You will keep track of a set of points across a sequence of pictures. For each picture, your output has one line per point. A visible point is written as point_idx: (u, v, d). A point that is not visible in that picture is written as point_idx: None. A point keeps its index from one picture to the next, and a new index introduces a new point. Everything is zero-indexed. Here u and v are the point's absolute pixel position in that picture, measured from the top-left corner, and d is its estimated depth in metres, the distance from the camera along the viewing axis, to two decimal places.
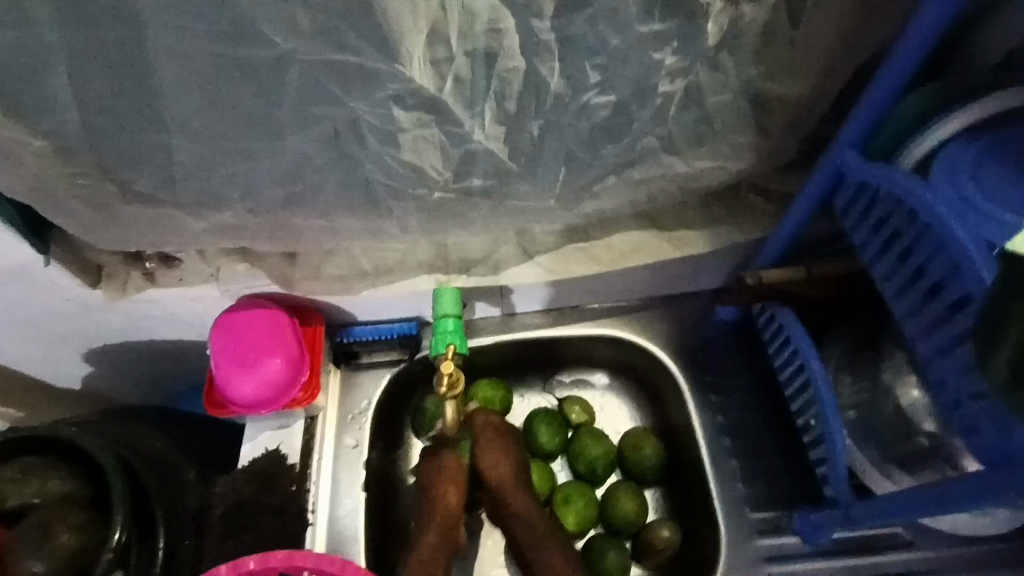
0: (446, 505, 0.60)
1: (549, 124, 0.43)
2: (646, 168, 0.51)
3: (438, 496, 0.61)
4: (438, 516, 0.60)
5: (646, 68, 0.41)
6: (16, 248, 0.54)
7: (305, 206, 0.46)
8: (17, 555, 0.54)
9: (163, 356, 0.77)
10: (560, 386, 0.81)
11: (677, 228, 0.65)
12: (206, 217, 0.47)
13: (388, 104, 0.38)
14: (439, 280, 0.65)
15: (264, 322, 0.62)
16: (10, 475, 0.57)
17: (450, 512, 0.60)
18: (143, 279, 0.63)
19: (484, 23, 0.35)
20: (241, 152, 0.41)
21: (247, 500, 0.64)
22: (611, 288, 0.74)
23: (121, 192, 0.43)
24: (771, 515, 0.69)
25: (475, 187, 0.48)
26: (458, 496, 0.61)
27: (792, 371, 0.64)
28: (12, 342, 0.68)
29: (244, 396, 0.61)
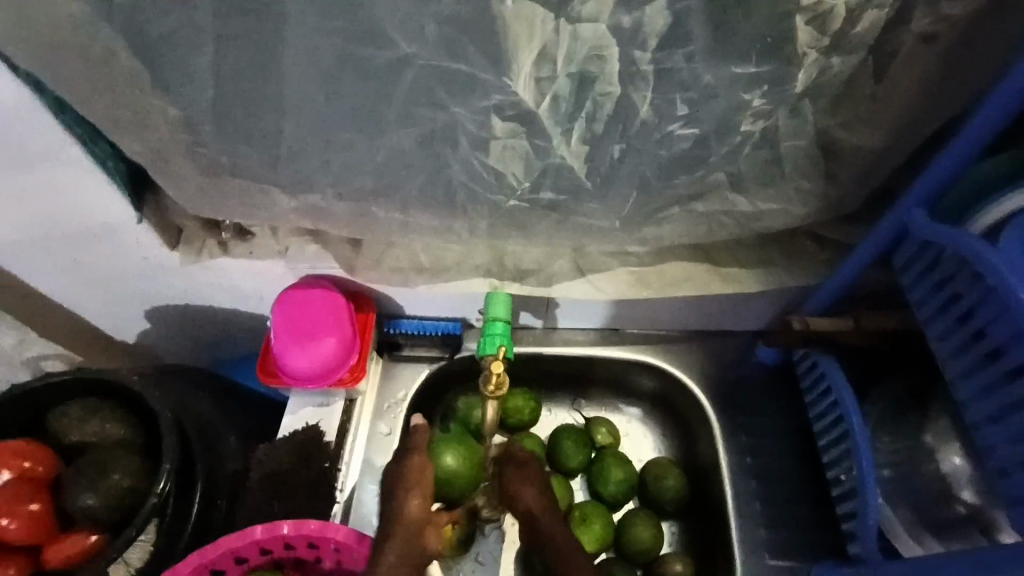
0: (411, 509, 0.59)
1: (630, 149, 0.45)
2: (711, 202, 0.53)
3: (401, 500, 0.59)
4: (400, 525, 0.58)
5: (734, 106, 0.43)
6: (115, 202, 0.59)
7: (387, 198, 0.49)
8: (74, 487, 0.57)
9: (218, 323, 0.81)
10: (589, 406, 0.84)
11: (728, 266, 0.66)
12: (295, 196, 0.50)
13: (487, 113, 0.41)
14: (492, 285, 0.68)
15: (323, 303, 0.65)
16: (75, 413, 0.61)
17: (415, 520, 0.59)
18: (218, 248, 0.67)
19: (591, 49, 0.38)
20: (342, 140, 0.44)
21: (283, 470, 0.66)
22: (655, 315, 0.76)
23: (226, 163, 0.47)
24: (790, 564, 0.68)
25: (547, 200, 0.50)
26: (420, 502, 0.59)
27: (829, 421, 0.64)
28: (89, 289, 0.74)
29: (298, 369, 0.64)
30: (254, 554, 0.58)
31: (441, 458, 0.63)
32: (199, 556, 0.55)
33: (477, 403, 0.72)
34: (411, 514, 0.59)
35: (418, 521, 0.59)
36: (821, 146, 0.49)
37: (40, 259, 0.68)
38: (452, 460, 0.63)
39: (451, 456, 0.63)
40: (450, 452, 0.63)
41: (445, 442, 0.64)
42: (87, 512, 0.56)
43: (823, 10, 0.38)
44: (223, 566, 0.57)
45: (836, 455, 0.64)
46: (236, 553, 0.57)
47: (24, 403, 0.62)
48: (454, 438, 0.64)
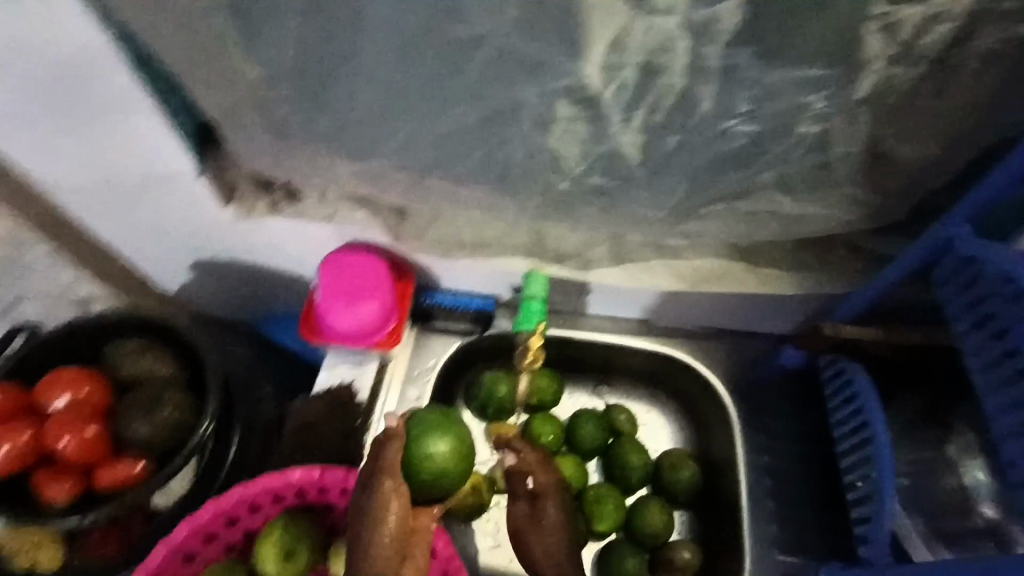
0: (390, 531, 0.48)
1: (686, 141, 0.46)
2: (755, 202, 0.54)
3: (377, 522, 0.48)
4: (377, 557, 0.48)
5: (795, 107, 0.44)
6: (178, 156, 0.62)
7: (444, 170, 0.52)
8: (130, 417, 0.61)
9: (260, 282, 0.84)
10: (610, 393, 0.86)
11: (764, 266, 0.67)
12: (358, 162, 0.52)
13: (554, 96, 0.43)
14: (533, 264, 0.70)
15: (369, 268, 0.67)
16: (130, 349, 0.65)
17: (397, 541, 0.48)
18: (269, 208, 0.70)
19: (662, 41, 0.39)
20: (411, 111, 0.46)
21: (318, 422, 0.70)
22: (685, 309, 0.77)
23: (296, 125, 0.49)
24: (795, 559, 0.70)
25: (598, 185, 0.52)
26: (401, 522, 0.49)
27: (850, 428, 0.66)
28: (144, 236, 0.77)
29: (340, 327, 0.68)
30: (290, 498, 0.60)
31: (428, 446, 0.54)
32: (241, 490, 0.57)
33: (502, 379, 0.75)
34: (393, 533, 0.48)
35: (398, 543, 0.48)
36: (873, 154, 0.50)
37: (104, 204, 0.72)
38: (443, 451, 0.54)
39: (439, 442, 0.54)
40: (441, 441, 0.54)
41: (431, 429, 0.55)
42: (139, 441, 0.61)
43: (895, 19, 0.38)
44: (262, 503, 0.59)
45: (854, 461, 0.65)
46: (274, 494, 0.59)
47: (83, 336, 0.66)
48: (439, 424, 0.55)
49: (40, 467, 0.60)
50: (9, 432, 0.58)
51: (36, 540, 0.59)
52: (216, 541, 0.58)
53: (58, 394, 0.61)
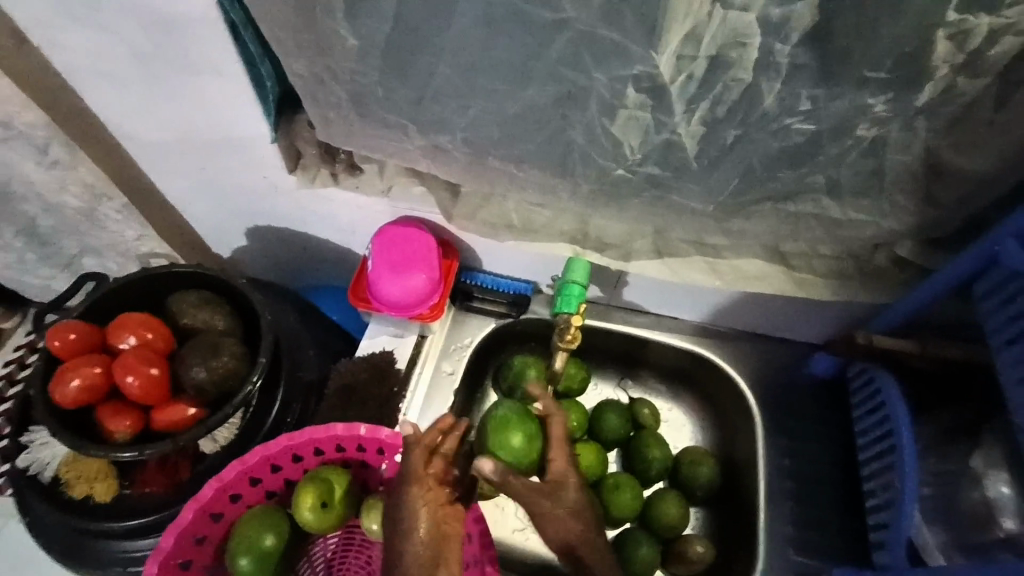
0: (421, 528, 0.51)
1: (744, 136, 0.48)
2: (802, 204, 0.56)
3: (410, 522, 0.51)
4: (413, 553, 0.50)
5: (856, 109, 0.45)
6: (255, 119, 0.66)
7: (507, 149, 0.54)
8: (188, 361, 0.64)
9: (309, 250, 0.88)
10: (634, 387, 0.88)
11: (803, 271, 0.69)
12: (427, 135, 0.55)
13: (625, 82, 0.45)
14: (575, 251, 0.72)
15: (420, 241, 0.70)
16: (190, 301, 0.69)
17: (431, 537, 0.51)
18: (329, 178, 0.73)
19: (736, 35, 0.41)
20: (486, 89, 0.49)
21: (361, 384, 0.73)
22: (718, 308, 0.78)
23: (374, 94, 0.52)
24: (812, 561, 0.71)
25: (651, 175, 0.54)
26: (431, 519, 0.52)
27: (875, 436, 0.67)
28: (208, 197, 0.81)
29: (388, 295, 0.70)
30: (330, 450, 0.62)
31: (507, 437, 0.62)
32: (287, 440, 0.59)
33: (531, 363, 0.77)
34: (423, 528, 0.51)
35: (432, 537, 0.51)
36: (926, 163, 0.51)
37: (178, 162, 0.76)
38: (517, 442, 0.62)
39: (516, 435, 0.62)
40: (515, 434, 0.62)
41: (505, 424, 0.63)
42: (196, 385, 0.64)
43: (965, 28, 0.40)
44: (303, 454, 0.61)
45: (878, 468, 0.66)
46: (315, 445, 0.61)
47: (148, 283, 0.70)
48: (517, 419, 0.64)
49: (102, 402, 0.63)
50: (80, 366, 0.61)
51: (93, 471, 0.65)
52: (259, 485, 0.61)
53: (127, 335, 0.65)
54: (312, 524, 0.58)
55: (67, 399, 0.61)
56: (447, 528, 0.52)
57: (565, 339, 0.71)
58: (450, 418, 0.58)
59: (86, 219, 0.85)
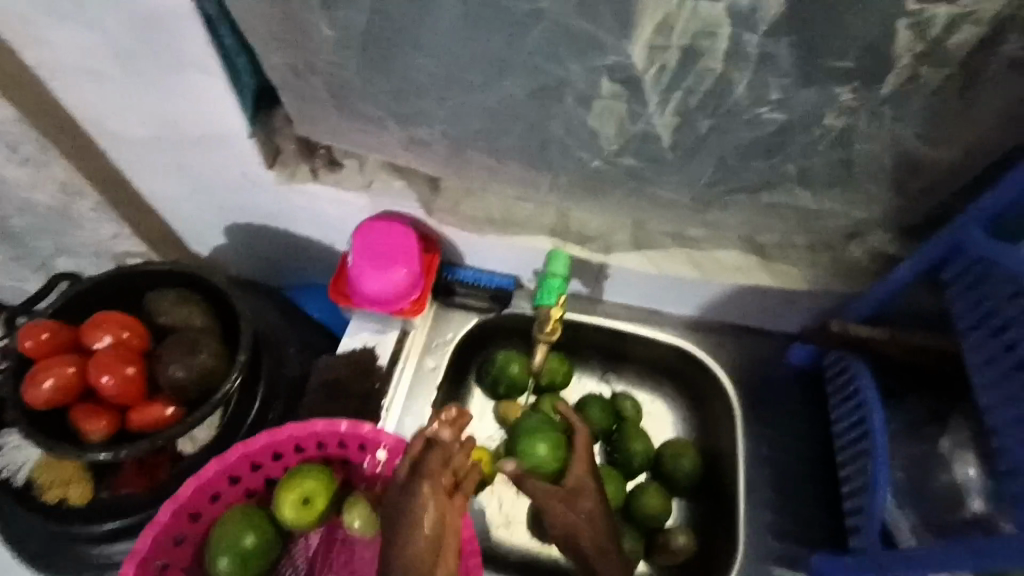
0: (424, 529, 0.49)
1: (717, 126, 0.49)
2: (776, 194, 0.57)
3: (415, 519, 0.49)
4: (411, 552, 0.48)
5: (824, 98, 0.46)
6: (232, 113, 0.65)
7: (485, 141, 0.55)
8: (166, 359, 0.63)
9: (290, 248, 0.87)
10: (618, 381, 0.88)
11: (779, 262, 0.70)
12: (405, 128, 0.56)
13: (600, 74, 0.46)
14: (556, 245, 0.72)
15: (400, 236, 0.70)
16: (169, 299, 0.68)
17: (434, 539, 0.49)
18: (309, 174, 0.73)
19: (706, 25, 0.42)
20: (462, 80, 0.49)
21: (343, 380, 0.73)
22: (699, 300, 0.79)
23: (351, 86, 0.52)
24: (790, 547, 0.72)
25: (628, 166, 0.55)
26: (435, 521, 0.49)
27: (850, 424, 0.69)
28: (186, 194, 0.81)
29: (370, 290, 0.70)
30: (311, 446, 0.62)
31: (533, 444, 0.66)
32: (267, 437, 0.59)
33: (515, 358, 0.77)
34: (425, 530, 0.49)
35: (433, 538, 0.49)
36: (894, 154, 0.52)
37: (154, 158, 0.75)
38: (542, 450, 0.66)
39: (541, 444, 0.66)
40: (541, 442, 0.66)
41: (534, 432, 0.67)
42: (174, 382, 0.63)
43: (925, 19, 0.41)
44: (284, 451, 0.61)
45: (854, 455, 0.68)
46: (298, 442, 0.61)
47: (124, 281, 0.69)
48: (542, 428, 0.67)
49: (77, 403, 0.62)
50: (53, 366, 0.60)
51: (68, 474, 0.64)
52: (239, 484, 0.61)
53: (102, 335, 0.64)
54: (292, 520, 0.58)
55: (40, 400, 0.59)
56: (450, 531, 0.50)
57: (546, 332, 0.72)
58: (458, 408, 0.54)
59: (59, 219, 0.83)
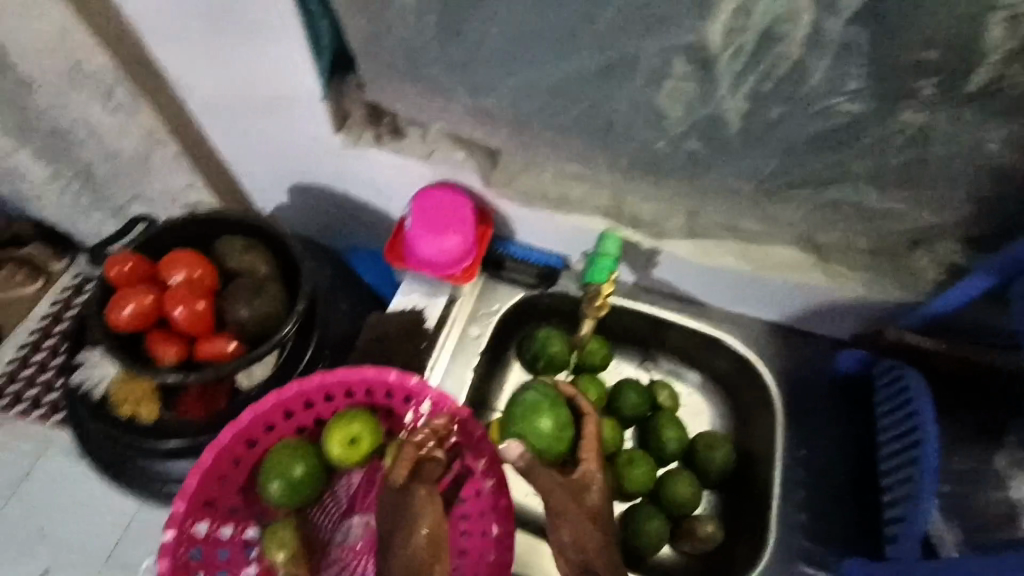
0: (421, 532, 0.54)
1: (789, 114, 0.49)
2: (841, 191, 0.56)
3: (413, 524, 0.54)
4: (409, 553, 0.53)
5: (903, 91, 0.45)
6: (306, 74, 0.68)
7: (550, 117, 0.56)
8: (233, 300, 0.68)
9: (345, 212, 0.91)
10: (655, 368, 0.88)
11: (835, 264, 0.70)
12: (475, 98, 0.57)
13: (674, 52, 0.46)
14: (609, 225, 0.73)
15: (456, 204, 0.72)
16: (237, 245, 0.72)
17: (430, 544, 0.54)
18: (373, 140, 0.75)
19: (785, 8, 0.42)
20: (536, 54, 0.51)
21: (388, 336, 0.76)
22: (746, 295, 0.79)
23: (427, 54, 0.55)
24: (821, 548, 0.72)
25: (690, 151, 0.55)
26: (433, 522, 0.55)
27: (897, 433, 0.68)
28: (257, 150, 0.85)
29: (424, 255, 0.73)
30: (360, 392, 0.65)
31: (536, 421, 0.64)
32: (321, 377, 0.62)
33: (556, 337, 0.79)
34: (423, 533, 0.54)
35: (428, 543, 0.54)
36: (973, 157, 0.50)
37: (229, 113, 0.79)
38: (546, 425, 0.63)
39: (542, 420, 0.64)
40: (544, 418, 0.64)
41: (532, 409, 0.64)
42: (240, 321, 0.68)
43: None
44: (335, 394, 0.64)
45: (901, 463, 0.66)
46: (348, 387, 0.64)
47: (200, 226, 0.74)
48: (543, 404, 0.65)
49: (152, 330, 0.67)
50: (135, 294, 0.65)
51: (140, 394, 0.71)
52: (293, 420, 0.64)
53: (177, 271, 0.69)
54: (338, 457, 0.62)
55: (121, 323, 0.65)
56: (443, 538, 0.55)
57: (596, 307, 0.72)
58: (446, 420, 0.63)
59: (140, 166, 0.89)
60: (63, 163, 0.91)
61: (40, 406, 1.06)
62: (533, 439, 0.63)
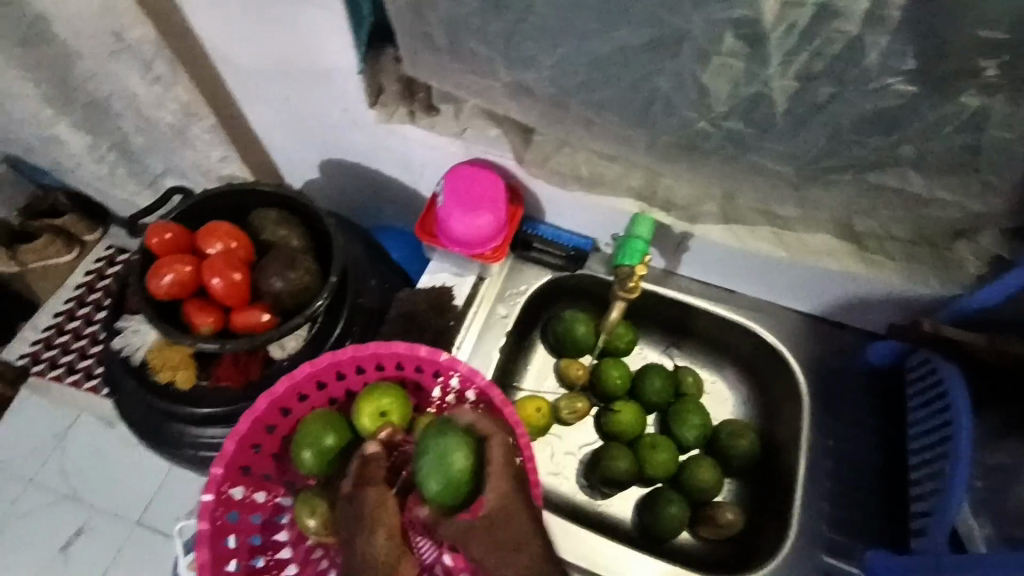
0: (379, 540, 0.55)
1: (840, 95, 0.49)
2: (887, 177, 0.55)
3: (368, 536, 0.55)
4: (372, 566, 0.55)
5: (964, 71, 0.45)
6: (346, 48, 0.69)
7: (590, 94, 0.56)
8: (267, 272, 0.69)
9: (375, 190, 0.92)
10: (680, 355, 0.87)
11: (874, 253, 0.68)
12: (514, 74, 0.57)
13: (724, 27, 0.46)
14: (642, 208, 0.72)
15: (489, 183, 0.72)
16: (271, 218, 0.73)
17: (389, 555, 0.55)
18: (406, 116, 0.75)
19: None
20: (581, 28, 0.50)
21: (418, 312, 0.76)
22: (778, 283, 0.78)
23: (469, 27, 0.54)
24: (845, 539, 0.71)
25: (732, 131, 0.55)
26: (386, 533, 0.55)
27: (929, 428, 0.69)
28: (290, 126, 0.86)
29: (456, 232, 0.73)
30: (390, 366, 0.66)
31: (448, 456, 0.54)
32: (354, 349, 0.63)
33: (582, 319, 0.79)
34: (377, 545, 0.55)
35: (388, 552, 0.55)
36: None
37: (264, 87, 0.80)
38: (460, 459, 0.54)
39: (455, 456, 0.54)
40: (457, 453, 0.54)
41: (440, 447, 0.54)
42: (274, 293, 0.69)
43: None
44: (366, 366, 0.65)
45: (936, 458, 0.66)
46: (377, 360, 0.65)
47: (236, 198, 0.75)
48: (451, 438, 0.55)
49: (190, 299, 0.69)
50: (174, 264, 0.67)
51: (176, 359, 0.72)
52: (325, 390, 0.65)
53: (215, 242, 0.70)
54: (367, 429, 0.62)
55: (161, 291, 0.66)
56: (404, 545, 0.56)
57: (626, 290, 0.71)
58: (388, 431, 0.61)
59: (175, 138, 0.90)
60: (101, 134, 0.93)
61: (74, 372, 1.10)
62: (446, 481, 0.54)
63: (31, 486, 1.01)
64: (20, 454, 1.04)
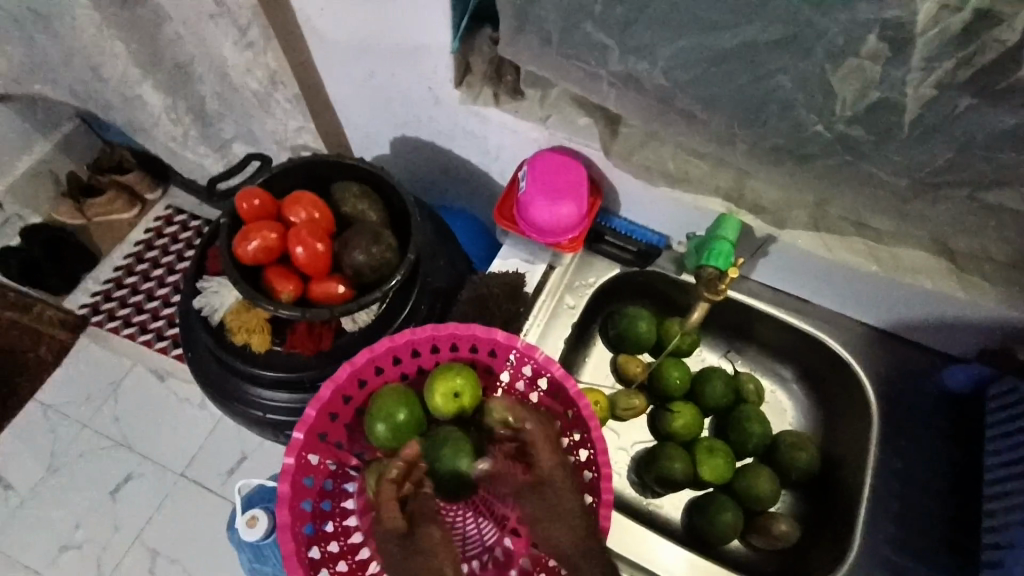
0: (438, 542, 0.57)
1: (976, 107, 0.49)
2: (1006, 195, 0.54)
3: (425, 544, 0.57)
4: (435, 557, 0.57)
5: None
6: (444, 27, 0.68)
7: (701, 89, 0.57)
8: (350, 244, 0.70)
9: (445, 170, 0.92)
10: (740, 361, 0.86)
11: (971, 273, 0.66)
12: (628, 62, 0.57)
13: (868, 27, 0.46)
14: (729, 209, 0.70)
15: (573, 172, 0.72)
16: (353, 191, 0.74)
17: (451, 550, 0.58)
18: (490, 98, 0.75)
19: None
20: (711, 22, 0.51)
21: (491, 297, 0.76)
22: (856, 299, 0.75)
23: (595, 13, 0.55)
24: (910, 562, 0.68)
25: (842, 135, 0.55)
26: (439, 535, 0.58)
27: (1011, 459, 0.68)
28: (371, 102, 0.86)
29: (535, 219, 0.73)
30: (464, 348, 0.67)
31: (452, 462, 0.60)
32: (434, 328, 0.64)
33: (646, 316, 0.78)
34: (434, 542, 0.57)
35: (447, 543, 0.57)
36: None
37: (352, 63, 0.80)
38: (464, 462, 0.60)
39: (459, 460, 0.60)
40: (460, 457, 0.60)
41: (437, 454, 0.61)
42: (355, 266, 0.69)
43: None
44: (441, 346, 0.66)
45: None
46: (453, 340, 0.66)
47: (319, 166, 0.76)
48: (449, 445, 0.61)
49: (272, 266, 0.70)
50: (261, 230, 0.68)
51: (253, 323, 0.73)
52: (399, 365, 0.66)
53: (300, 211, 0.71)
54: (439, 407, 0.63)
55: (247, 256, 0.68)
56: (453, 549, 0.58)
57: (713, 292, 0.69)
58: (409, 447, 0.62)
59: (258, 104, 0.92)
60: (180, 97, 0.95)
61: (131, 325, 1.13)
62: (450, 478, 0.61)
63: (87, 430, 1.05)
64: (76, 398, 1.08)
